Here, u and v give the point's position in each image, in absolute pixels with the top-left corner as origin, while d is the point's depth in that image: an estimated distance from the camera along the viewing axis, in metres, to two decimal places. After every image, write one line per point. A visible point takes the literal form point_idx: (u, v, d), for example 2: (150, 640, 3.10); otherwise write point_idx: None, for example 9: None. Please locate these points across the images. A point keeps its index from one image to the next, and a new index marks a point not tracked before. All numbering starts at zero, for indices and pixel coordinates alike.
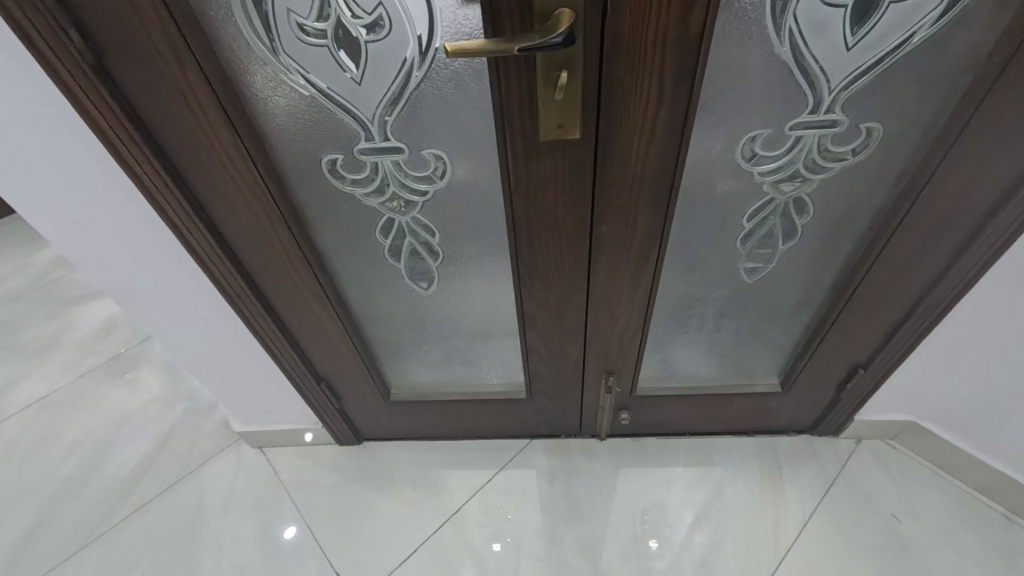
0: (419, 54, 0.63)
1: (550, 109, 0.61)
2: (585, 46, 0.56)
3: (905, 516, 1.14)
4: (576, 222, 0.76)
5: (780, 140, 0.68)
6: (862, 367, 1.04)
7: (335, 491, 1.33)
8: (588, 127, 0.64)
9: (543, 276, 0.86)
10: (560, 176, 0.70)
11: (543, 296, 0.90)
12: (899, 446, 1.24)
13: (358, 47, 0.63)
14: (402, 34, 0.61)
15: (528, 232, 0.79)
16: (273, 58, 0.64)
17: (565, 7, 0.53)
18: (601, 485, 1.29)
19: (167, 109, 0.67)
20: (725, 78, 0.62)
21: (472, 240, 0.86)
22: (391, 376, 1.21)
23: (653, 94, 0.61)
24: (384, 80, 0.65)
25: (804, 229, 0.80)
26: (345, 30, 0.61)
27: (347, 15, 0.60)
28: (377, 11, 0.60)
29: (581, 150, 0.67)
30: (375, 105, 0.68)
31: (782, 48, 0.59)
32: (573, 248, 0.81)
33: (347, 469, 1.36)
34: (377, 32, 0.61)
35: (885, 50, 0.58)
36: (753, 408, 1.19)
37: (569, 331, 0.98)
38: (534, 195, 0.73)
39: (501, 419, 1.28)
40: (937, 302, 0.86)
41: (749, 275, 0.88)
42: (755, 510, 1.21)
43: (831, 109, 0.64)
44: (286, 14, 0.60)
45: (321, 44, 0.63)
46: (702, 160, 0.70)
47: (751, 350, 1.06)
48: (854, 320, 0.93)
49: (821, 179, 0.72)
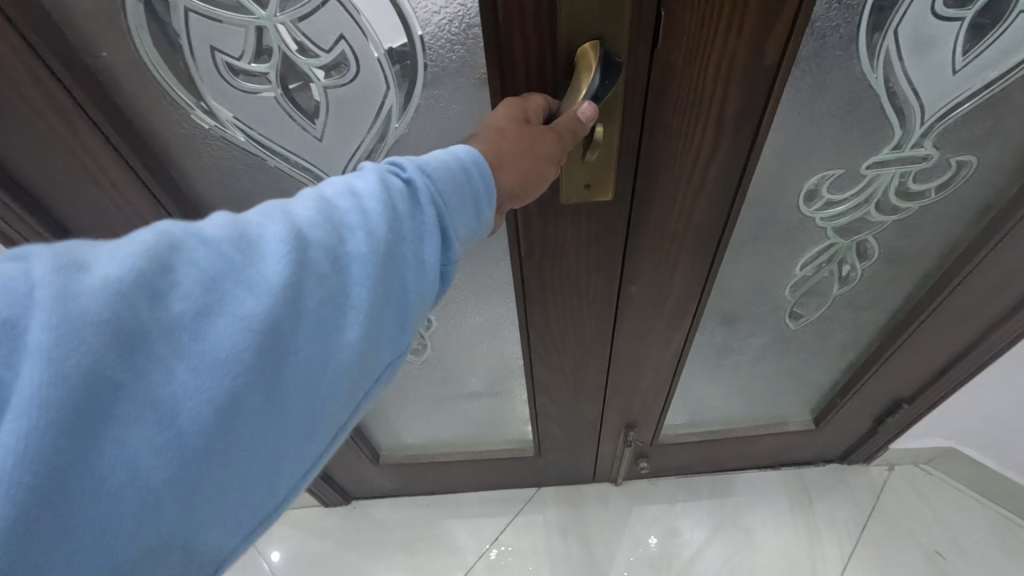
0: (399, 98, 0.47)
1: (579, 168, 0.47)
2: (627, 88, 0.42)
3: (949, 551, 1.07)
4: (601, 286, 0.62)
5: (853, 179, 0.55)
6: (905, 402, 0.94)
7: (324, 561, 1.17)
8: (624, 185, 0.50)
9: (558, 343, 0.72)
10: (585, 239, 0.56)
11: (558, 362, 0.76)
12: (932, 471, 1.16)
13: (315, 92, 0.46)
14: (372, 74, 0.45)
15: (542, 299, 0.64)
16: (202, 112, 0.48)
17: (591, 40, 0.39)
18: (620, 533, 1.16)
19: (71, 190, 0.51)
20: (796, 114, 0.47)
21: (470, 303, 0.71)
22: (379, 438, 1.06)
23: (708, 141, 0.47)
24: (352, 131, 0.50)
25: (864, 272, 0.68)
26: (295, 71, 0.45)
27: (295, 52, 0.44)
28: (338, 47, 0.44)
29: (613, 211, 0.52)
30: (344, 161, 0.53)
31: (873, 74, 0.45)
32: (597, 314, 0.67)
33: (336, 534, 1.20)
34: (340, 74, 0.45)
35: (1001, 72, 0.46)
36: (783, 445, 1.09)
37: (586, 394, 0.84)
38: (550, 261, 0.59)
39: (506, 473, 1.15)
40: (1001, 340, 0.76)
41: (792, 322, 0.76)
42: (788, 553, 1.10)
43: (920, 143, 0.51)
44: (208, 54, 0.43)
45: (264, 90, 0.46)
46: (755, 207, 0.57)
47: (785, 390, 0.95)
48: (906, 358, 0.82)
49: (893, 221, 0.60)
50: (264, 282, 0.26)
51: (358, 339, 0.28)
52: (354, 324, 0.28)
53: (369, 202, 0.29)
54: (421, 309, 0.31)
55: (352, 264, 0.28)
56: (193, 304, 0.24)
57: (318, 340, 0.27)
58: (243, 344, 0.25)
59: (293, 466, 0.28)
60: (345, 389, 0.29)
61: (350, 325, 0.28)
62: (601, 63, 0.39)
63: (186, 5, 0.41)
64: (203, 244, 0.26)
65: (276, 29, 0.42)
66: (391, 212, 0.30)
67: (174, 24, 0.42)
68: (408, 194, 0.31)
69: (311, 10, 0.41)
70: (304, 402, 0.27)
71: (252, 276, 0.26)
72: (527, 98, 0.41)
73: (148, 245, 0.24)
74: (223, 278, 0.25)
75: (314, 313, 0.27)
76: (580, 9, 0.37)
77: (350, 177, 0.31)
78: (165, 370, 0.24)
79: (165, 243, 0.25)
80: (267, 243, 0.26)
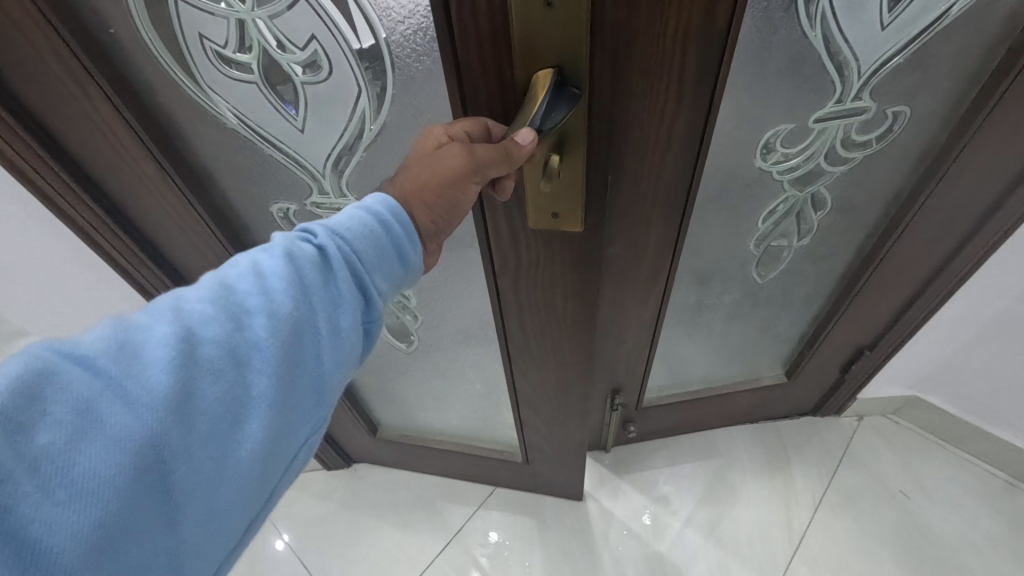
0: (371, 101, 0.50)
1: (548, 196, 0.51)
2: (592, 120, 0.46)
3: (914, 491, 1.15)
4: (575, 310, 0.66)
5: (803, 133, 0.60)
6: (867, 348, 1.01)
7: (327, 521, 1.23)
8: (591, 217, 0.54)
9: (536, 358, 0.76)
10: (556, 263, 0.60)
11: (536, 377, 0.80)
12: (902, 421, 1.24)
13: (294, 86, 0.50)
14: (344, 75, 0.48)
15: (517, 313, 0.69)
16: (196, 94, 0.52)
17: (545, 69, 0.42)
18: (607, 490, 1.22)
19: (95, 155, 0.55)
20: (748, 74, 0.52)
21: (453, 299, 0.77)
22: (372, 409, 1.11)
23: (669, 103, 0.51)
24: (330, 126, 0.53)
25: (821, 223, 0.74)
26: (276, 64, 0.48)
27: (273, 47, 0.47)
28: (311, 46, 0.47)
29: (582, 242, 0.57)
30: (324, 153, 0.56)
31: (813, 33, 0.50)
32: (573, 335, 0.70)
33: (341, 494, 1.27)
34: (315, 71, 0.48)
35: (920, 28, 0.52)
36: (760, 401, 1.15)
37: (570, 414, 0.87)
38: (524, 278, 0.63)
39: (497, 475, 1.18)
40: (947, 283, 0.84)
41: (758, 276, 0.82)
42: (763, 498, 1.17)
43: (859, 96, 0.57)
44: (198, 42, 0.47)
45: (249, 79, 0.50)
46: (717, 162, 0.61)
47: (758, 346, 1.01)
48: (864, 304, 0.88)
49: (840, 171, 0.66)
50: (151, 394, 0.27)
51: (263, 428, 0.31)
52: (257, 415, 0.31)
53: (269, 287, 0.33)
54: (329, 383, 0.35)
55: (253, 352, 0.31)
56: (71, 429, 0.25)
57: (217, 437, 0.29)
58: (138, 449, 0.27)
59: (205, 560, 0.30)
60: (254, 476, 0.31)
61: (256, 412, 0.31)
62: (550, 92, 0.42)
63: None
64: (84, 364, 0.27)
65: (254, 24, 0.46)
66: (293, 292, 0.33)
67: (169, 13, 0.45)
68: (313, 265, 0.35)
69: (286, 8, 0.44)
70: (206, 498, 0.29)
71: (143, 382, 0.28)
72: (471, 124, 0.45)
73: (17, 375, 0.25)
74: (108, 394, 0.27)
75: (213, 410, 0.29)
76: (529, 29, 0.40)
77: (249, 257, 0.35)
78: (45, 499, 0.24)
79: (37, 370, 0.26)
80: (154, 351, 0.29)
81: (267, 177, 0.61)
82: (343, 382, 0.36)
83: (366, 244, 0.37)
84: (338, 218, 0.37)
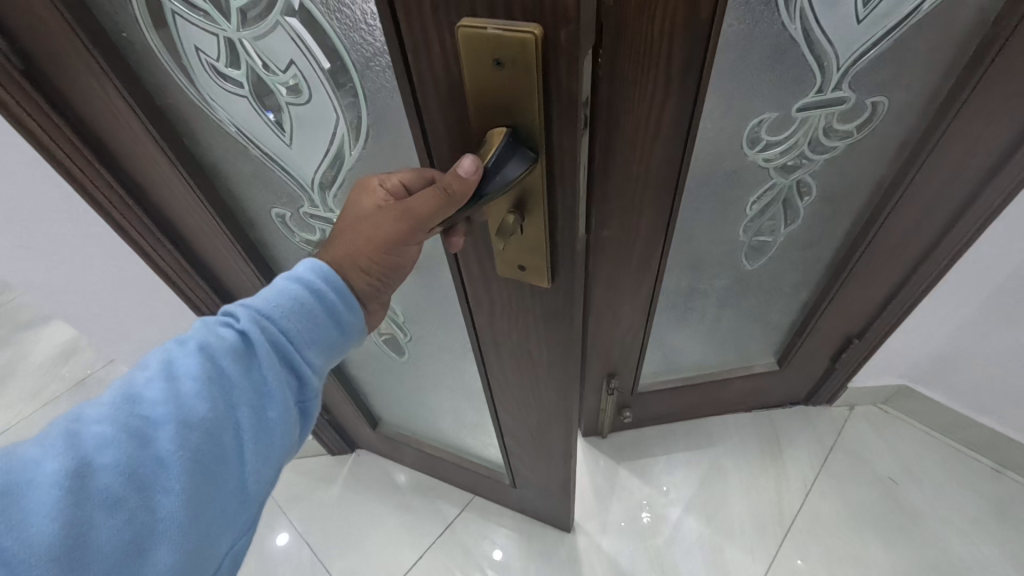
0: (347, 125, 0.53)
1: (512, 249, 0.49)
2: (553, 182, 0.42)
3: (902, 478, 1.18)
4: (553, 357, 0.64)
5: (787, 121, 0.64)
6: (856, 337, 1.05)
7: (332, 503, 1.27)
8: (560, 275, 0.51)
9: (518, 393, 0.76)
10: (530, 312, 0.59)
11: (518, 410, 0.80)
12: (892, 411, 1.27)
13: (280, 104, 0.53)
14: (322, 99, 0.51)
15: (494, 351, 0.69)
16: (197, 99, 0.55)
17: (501, 128, 0.39)
18: (602, 475, 1.26)
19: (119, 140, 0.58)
20: (732, 63, 0.56)
21: (439, 320, 0.79)
22: (371, 401, 1.14)
23: (659, 92, 0.55)
24: (315, 144, 0.56)
25: (807, 209, 0.77)
26: (263, 83, 0.51)
27: (260, 68, 0.50)
28: (292, 70, 0.49)
29: (554, 295, 0.54)
30: (311, 168, 0.60)
31: (793, 26, 0.54)
32: (555, 379, 0.68)
33: (344, 477, 1.31)
34: (298, 92, 0.51)
35: (894, 22, 0.55)
36: (752, 388, 1.19)
37: (552, 450, 0.86)
38: (499, 320, 0.63)
39: (486, 491, 1.19)
40: (931, 271, 0.87)
41: (749, 262, 0.85)
42: (755, 483, 1.21)
43: (838, 86, 0.60)
44: (194, 54, 0.50)
45: (240, 93, 0.53)
46: (705, 150, 0.65)
47: (749, 333, 1.04)
48: (850, 293, 0.92)
49: (824, 160, 0.69)
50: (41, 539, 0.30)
51: (170, 549, 0.34)
52: (162, 540, 0.33)
53: (176, 402, 0.35)
54: (248, 485, 0.38)
55: (160, 471, 0.34)
56: None
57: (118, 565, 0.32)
58: None
59: None
60: None
61: (163, 535, 0.33)
62: (502, 148, 0.39)
63: (174, 9, 0.47)
64: None
65: (241, 44, 0.48)
66: (202, 399, 0.36)
67: (169, 25, 0.48)
68: (225, 366, 0.38)
69: (269, 33, 0.47)
70: None
71: (27, 538, 0.30)
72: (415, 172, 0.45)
73: None
74: None
75: (113, 542, 0.32)
76: (484, 88, 0.37)
77: (158, 363, 0.37)
78: None
79: None
80: (45, 492, 0.31)
81: (266, 185, 0.65)
82: (267, 481, 0.39)
83: (293, 325, 0.40)
84: (252, 306, 0.40)
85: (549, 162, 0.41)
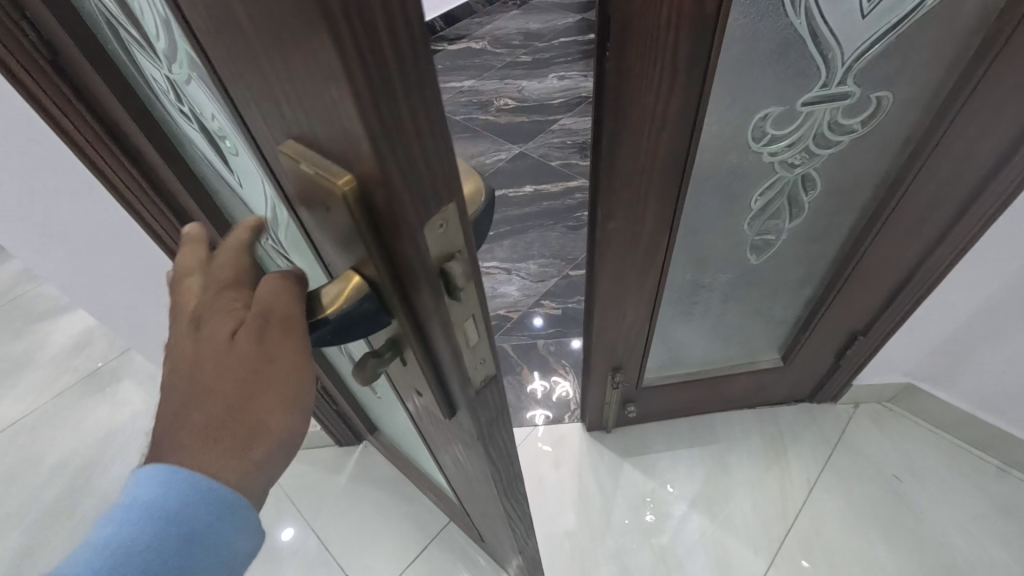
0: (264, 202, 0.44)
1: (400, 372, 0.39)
2: (426, 334, 0.32)
3: (906, 476, 1.18)
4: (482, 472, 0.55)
5: (791, 116, 0.65)
6: (861, 334, 1.05)
7: (340, 493, 1.29)
8: (459, 413, 0.42)
9: (458, 476, 0.68)
10: (442, 427, 0.50)
11: (462, 485, 0.73)
12: (896, 408, 1.28)
13: (219, 152, 0.46)
14: (240, 166, 0.43)
15: (429, 436, 0.61)
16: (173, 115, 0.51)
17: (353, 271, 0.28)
18: (608, 469, 1.27)
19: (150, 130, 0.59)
20: (737, 58, 0.57)
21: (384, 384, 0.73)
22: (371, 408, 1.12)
23: (666, 85, 0.57)
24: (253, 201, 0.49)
25: (812, 204, 0.78)
26: (201, 129, 0.45)
27: (195, 114, 0.43)
28: (211, 126, 0.42)
29: (457, 427, 0.45)
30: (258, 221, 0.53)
31: (797, 20, 0.55)
32: (487, 486, 0.59)
33: (351, 468, 1.33)
34: (225, 150, 0.44)
35: (897, 18, 0.56)
36: (756, 385, 1.19)
37: (497, 528, 0.78)
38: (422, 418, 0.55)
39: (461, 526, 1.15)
40: (936, 268, 0.88)
41: (754, 256, 0.86)
42: (759, 479, 1.21)
43: (843, 82, 0.61)
44: (153, 78, 0.46)
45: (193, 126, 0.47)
46: (711, 144, 0.66)
47: (754, 329, 1.05)
48: (855, 289, 0.92)
49: (829, 154, 0.70)
50: None
51: None
52: None
53: None
54: None
55: None
56: None
57: None
58: None
59: None
60: None
61: None
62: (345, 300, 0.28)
63: (126, 35, 0.42)
64: None
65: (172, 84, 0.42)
66: None
67: (127, 45, 0.44)
68: None
69: (183, 86, 0.39)
70: None
71: None
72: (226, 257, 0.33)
73: None
74: None
75: None
76: (325, 219, 0.27)
77: None
78: None
79: None
80: None
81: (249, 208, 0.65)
82: None
83: None
84: None
85: (415, 316, 0.31)
